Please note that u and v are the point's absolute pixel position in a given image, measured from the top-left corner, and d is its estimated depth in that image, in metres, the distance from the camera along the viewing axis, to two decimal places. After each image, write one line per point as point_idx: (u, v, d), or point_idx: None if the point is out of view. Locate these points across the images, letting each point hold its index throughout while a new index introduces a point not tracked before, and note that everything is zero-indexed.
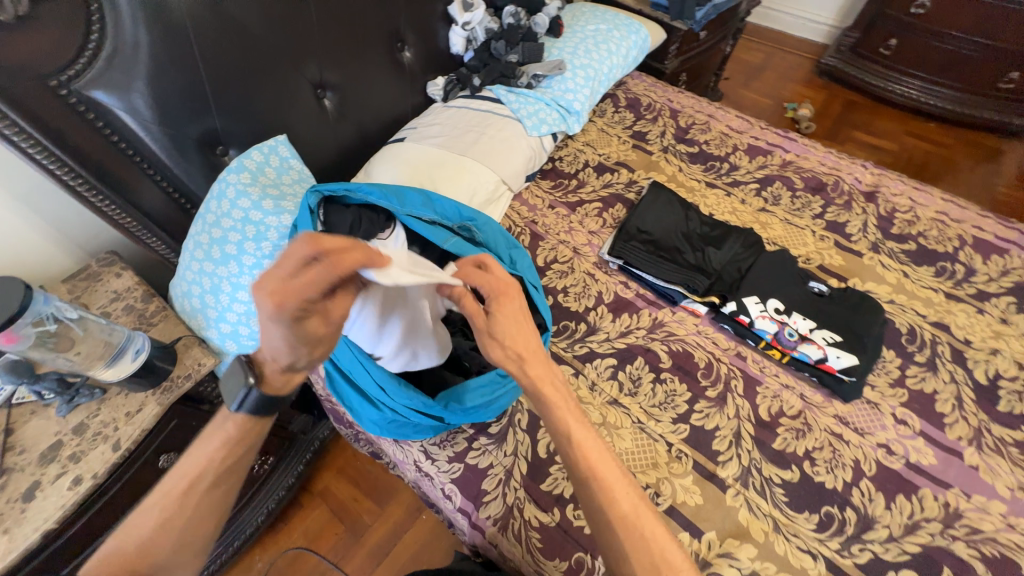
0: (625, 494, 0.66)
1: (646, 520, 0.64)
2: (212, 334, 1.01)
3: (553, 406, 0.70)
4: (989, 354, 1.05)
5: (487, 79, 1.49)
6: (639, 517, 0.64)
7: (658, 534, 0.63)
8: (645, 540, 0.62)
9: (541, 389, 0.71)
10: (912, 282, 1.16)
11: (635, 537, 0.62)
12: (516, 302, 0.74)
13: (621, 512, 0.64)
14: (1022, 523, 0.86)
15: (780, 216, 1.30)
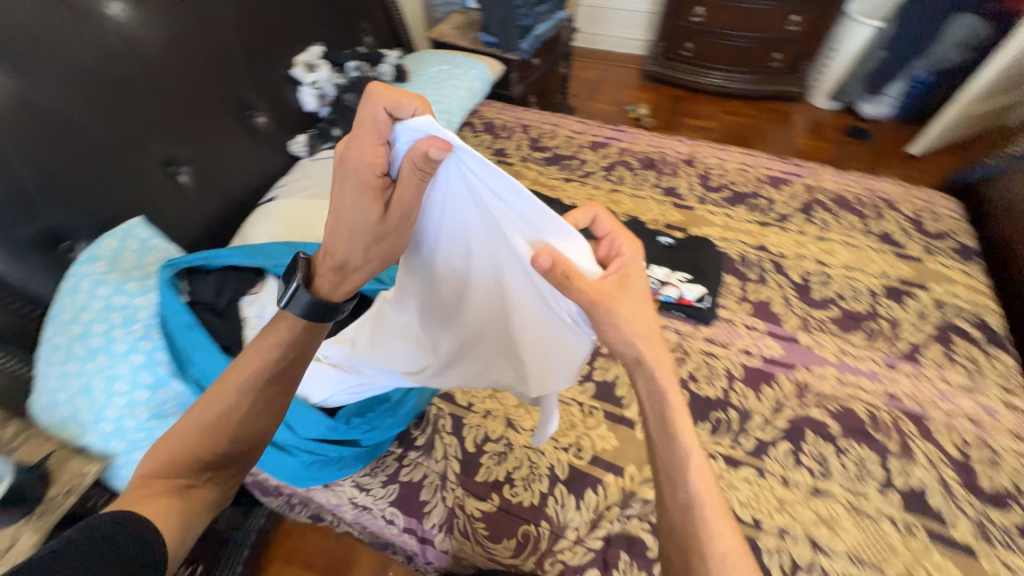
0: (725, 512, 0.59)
1: (728, 536, 0.57)
2: (93, 439, 0.88)
3: (680, 425, 0.64)
4: (797, 258, 1.32)
5: (347, 127, 1.59)
6: (722, 533, 0.58)
7: (741, 561, 0.56)
8: (719, 556, 0.56)
9: (669, 395, 0.65)
10: (734, 220, 1.43)
11: (708, 548, 0.57)
12: (642, 278, 0.71)
13: (710, 522, 0.58)
14: (850, 376, 1.08)
15: (627, 193, 1.54)
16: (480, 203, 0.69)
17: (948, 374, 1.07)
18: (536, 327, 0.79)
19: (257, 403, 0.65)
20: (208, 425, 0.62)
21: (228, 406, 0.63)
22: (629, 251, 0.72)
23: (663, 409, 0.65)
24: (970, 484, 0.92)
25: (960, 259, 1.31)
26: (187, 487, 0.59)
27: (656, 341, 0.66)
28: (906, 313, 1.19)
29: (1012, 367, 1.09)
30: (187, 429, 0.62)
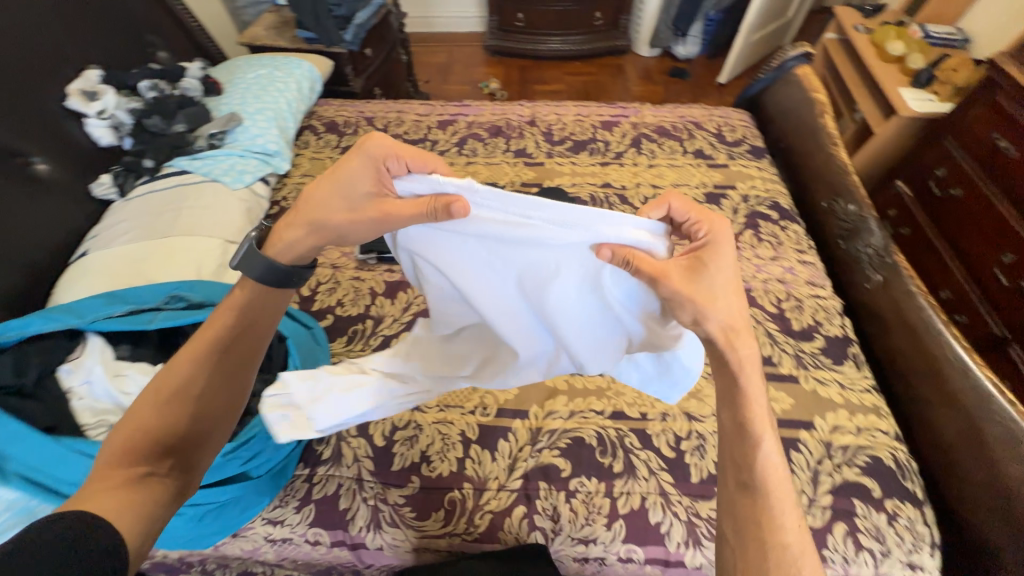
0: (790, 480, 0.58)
1: (789, 501, 0.57)
2: None
3: (748, 399, 0.62)
4: (636, 187, 1.49)
5: (161, 156, 1.41)
6: (784, 500, 0.56)
7: (794, 524, 0.56)
8: (780, 521, 0.55)
9: (741, 371, 0.62)
10: (579, 166, 1.56)
11: (768, 514, 0.56)
12: (726, 260, 0.66)
13: (775, 491, 0.57)
14: None
15: (482, 163, 1.59)
16: (518, 215, 0.67)
17: (759, 251, 1.31)
18: (597, 314, 0.77)
19: (215, 376, 0.67)
20: (164, 404, 0.62)
21: (185, 381, 0.64)
22: (704, 231, 0.69)
23: (736, 383, 0.62)
24: (786, 330, 1.15)
25: (754, 158, 1.59)
26: (147, 473, 0.57)
27: (735, 326, 0.63)
28: (724, 211, 1.42)
29: (801, 233, 1.36)
30: (142, 412, 0.61)
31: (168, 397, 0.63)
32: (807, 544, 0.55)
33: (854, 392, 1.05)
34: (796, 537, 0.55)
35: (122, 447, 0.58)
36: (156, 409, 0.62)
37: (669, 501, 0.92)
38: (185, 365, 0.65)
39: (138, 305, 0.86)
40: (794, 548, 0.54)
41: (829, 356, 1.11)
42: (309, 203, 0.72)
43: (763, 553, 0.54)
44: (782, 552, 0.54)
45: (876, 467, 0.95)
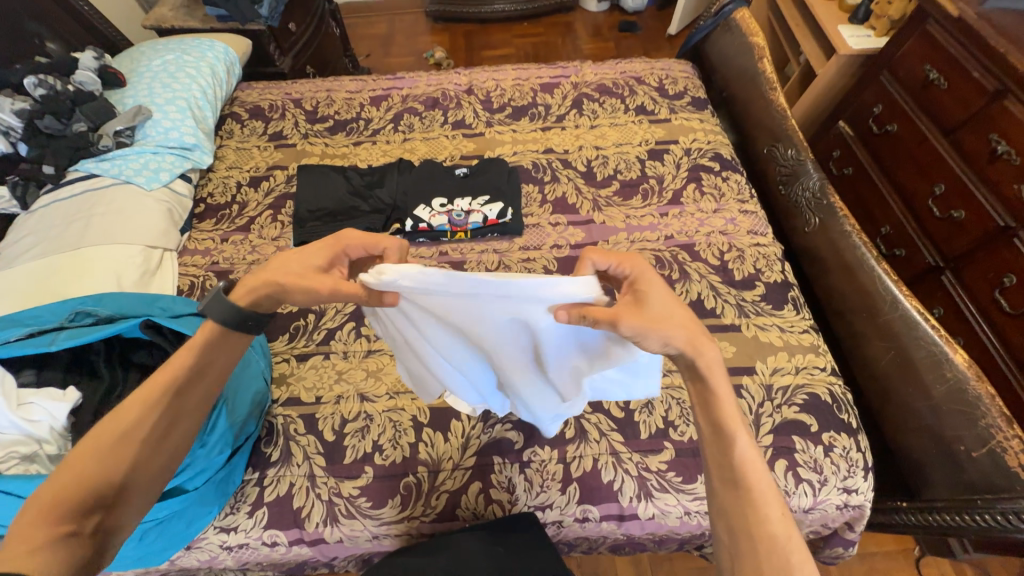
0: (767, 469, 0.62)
1: (770, 490, 0.60)
2: None
3: (719, 401, 0.64)
4: (579, 151, 1.45)
5: (62, 160, 1.28)
6: (766, 492, 0.60)
7: (778, 513, 0.59)
8: (766, 513, 0.59)
9: (710, 374, 0.64)
10: (521, 134, 1.51)
11: (755, 509, 0.59)
12: (660, 288, 0.68)
13: (756, 484, 0.60)
14: (638, 235, 1.27)
15: (420, 138, 1.52)
16: (450, 294, 0.62)
17: (702, 205, 1.31)
18: (568, 359, 0.73)
19: (167, 420, 0.65)
20: (107, 450, 0.60)
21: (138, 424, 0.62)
22: (632, 269, 0.70)
23: (706, 386, 0.65)
24: (728, 281, 1.17)
25: (697, 110, 1.56)
26: (69, 533, 0.54)
27: (695, 334, 0.64)
28: (667, 167, 1.40)
29: (743, 182, 1.36)
30: (84, 459, 0.58)
31: (112, 441, 0.60)
32: (790, 527, 0.58)
33: (793, 334, 1.08)
34: (781, 525, 0.58)
35: (56, 498, 0.55)
36: (100, 455, 0.59)
37: (620, 459, 0.95)
38: (136, 408, 0.62)
39: (40, 327, 0.80)
40: (781, 537, 0.57)
41: (770, 302, 1.13)
42: (265, 268, 0.69)
43: (755, 549, 0.57)
44: (770, 541, 0.57)
45: (814, 403, 0.99)
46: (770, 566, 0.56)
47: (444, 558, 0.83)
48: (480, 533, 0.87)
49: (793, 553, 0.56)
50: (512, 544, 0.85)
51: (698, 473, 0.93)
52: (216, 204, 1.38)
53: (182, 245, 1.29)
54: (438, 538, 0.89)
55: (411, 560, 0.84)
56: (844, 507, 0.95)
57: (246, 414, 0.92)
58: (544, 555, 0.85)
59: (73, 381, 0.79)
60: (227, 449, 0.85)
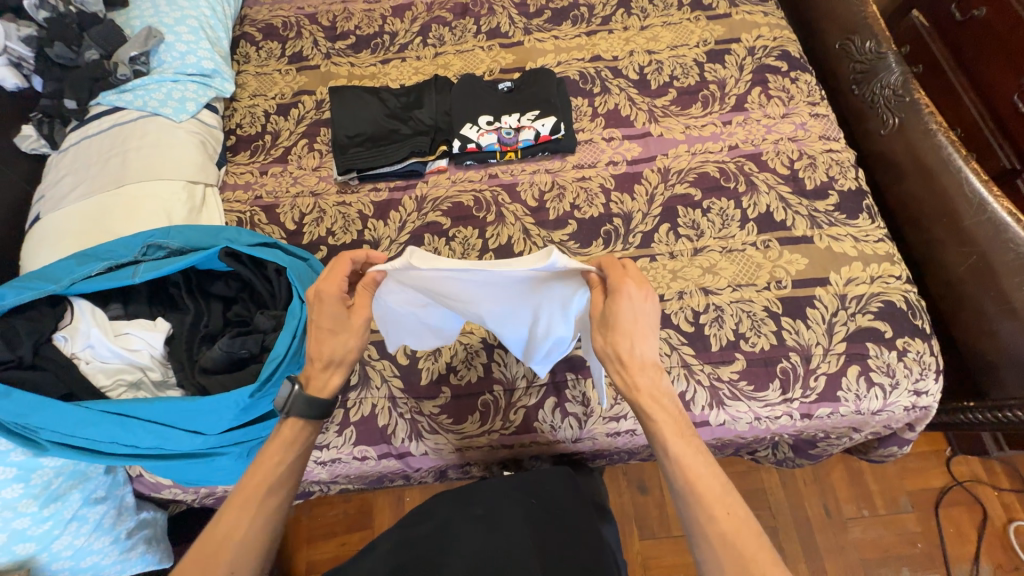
0: (713, 474, 0.64)
1: (719, 493, 0.63)
2: (56, 573, 0.90)
3: (654, 410, 0.69)
4: (630, 57, 1.32)
5: (83, 93, 1.20)
6: (713, 495, 0.63)
7: (728, 515, 0.61)
8: (712, 511, 0.62)
9: (642, 396, 0.70)
10: (563, 40, 1.37)
11: (705, 509, 0.62)
12: (631, 315, 0.69)
13: (700, 486, 0.63)
14: (700, 147, 1.18)
15: (452, 52, 1.38)
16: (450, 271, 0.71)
17: (769, 110, 1.21)
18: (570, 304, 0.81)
19: (260, 520, 0.62)
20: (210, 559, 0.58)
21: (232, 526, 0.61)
22: (612, 277, 0.70)
23: (638, 402, 0.70)
24: (799, 191, 1.10)
25: (761, 1, 1.38)
26: None
27: (631, 360, 0.70)
28: (730, 70, 1.27)
29: (814, 82, 1.24)
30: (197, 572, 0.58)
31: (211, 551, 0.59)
32: (745, 526, 0.61)
33: (869, 244, 1.04)
34: (729, 526, 0.61)
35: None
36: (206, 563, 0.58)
37: (692, 371, 0.96)
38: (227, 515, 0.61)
39: (115, 261, 0.78)
40: (733, 538, 0.60)
41: (844, 211, 1.08)
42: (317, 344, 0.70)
43: (713, 551, 0.60)
44: (727, 541, 0.60)
45: (889, 311, 0.98)
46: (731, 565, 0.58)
47: (480, 507, 0.86)
48: (515, 485, 0.91)
49: (751, 555, 0.59)
50: (545, 496, 0.90)
51: (770, 381, 0.95)
52: (248, 136, 1.31)
53: (221, 180, 1.24)
54: (471, 486, 0.92)
55: (445, 503, 0.87)
56: (911, 409, 0.97)
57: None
58: (578, 498, 0.91)
59: (160, 313, 0.80)
60: None
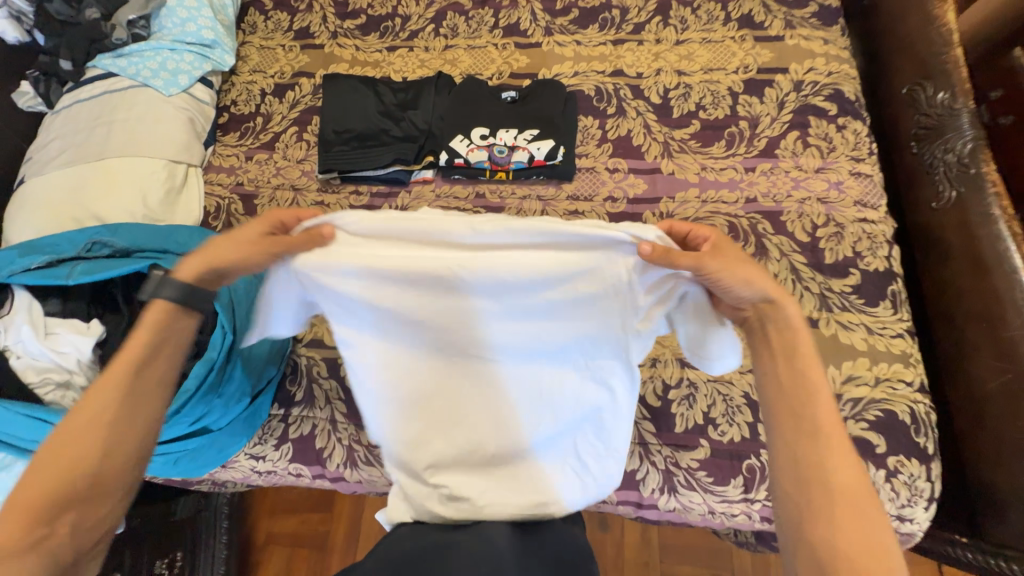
0: (857, 482, 0.55)
1: (858, 510, 0.54)
2: None
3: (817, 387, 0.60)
4: (655, 76, 1.17)
5: (79, 55, 1.17)
6: (842, 468, 0.56)
7: (849, 524, 0.53)
8: (828, 512, 0.54)
9: (793, 349, 0.61)
10: (586, 48, 1.22)
11: (821, 509, 0.55)
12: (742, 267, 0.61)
13: (835, 484, 0.55)
14: (711, 194, 1.05)
15: (463, 46, 1.27)
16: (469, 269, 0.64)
17: (802, 161, 1.05)
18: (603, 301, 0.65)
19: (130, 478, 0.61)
20: (27, 520, 0.52)
21: (74, 492, 0.54)
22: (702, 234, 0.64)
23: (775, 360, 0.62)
24: (815, 264, 0.97)
25: (825, 24, 1.18)
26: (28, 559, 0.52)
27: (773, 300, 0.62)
28: (767, 106, 1.11)
29: (863, 133, 1.07)
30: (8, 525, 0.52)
31: (36, 508, 0.53)
32: (871, 556, 0.51)
33: (883, 339, 0.91)
34: (845, 542, 0.52)
35: (68, 493, 0.54)
36: (20, 523, 0.52)
37: (648, 450, 0.89)
38: (116, 466, 0.57)
39: (58, 256, 0.77)
40: (839, 555, 0.52)
41: (862, 295, 0.94)
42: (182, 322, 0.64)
43: (802, 559, 0.54)
44: (820, 556, 0.53)
45: (888, 422, 0.86)
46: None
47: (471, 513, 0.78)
48: None
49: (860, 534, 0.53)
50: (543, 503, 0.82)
51: (733, 476, 0.86)
52: (241, 115, 1.26)
53: (207, 160, 1.21)
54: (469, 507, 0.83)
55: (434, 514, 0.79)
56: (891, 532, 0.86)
57: (265, 360, 0.91)
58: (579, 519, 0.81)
59: (97, 315, 0.79)
60: (246, 395, 0.87)
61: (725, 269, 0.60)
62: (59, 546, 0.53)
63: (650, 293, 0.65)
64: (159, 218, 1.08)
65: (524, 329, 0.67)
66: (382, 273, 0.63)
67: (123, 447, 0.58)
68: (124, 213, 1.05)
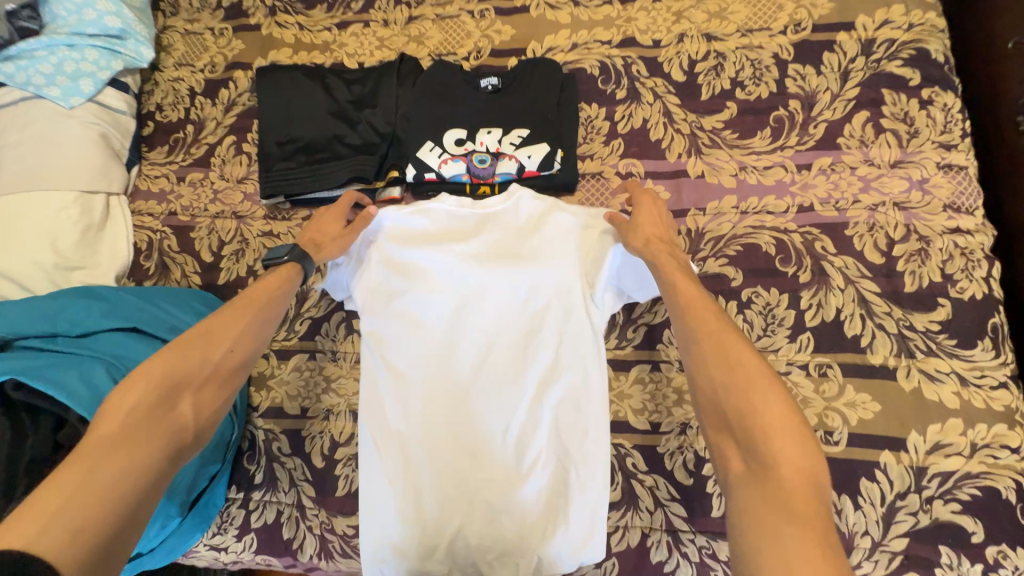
0: (712, 319, 0.57)
1: (722, 339, 0.54)
2: None
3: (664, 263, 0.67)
4: (677, 44, 0.91)
5: None
6: (740, 358, 0.52)
7: (764, 393, 0.49)
8: (702, 357, 0.54)
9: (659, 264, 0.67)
10: (586, 9, 0.95)
11: (696, 358, 0.55)
12: (651, 209, 0.74)
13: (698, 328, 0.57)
14: (752, 203, 0.82)
15: (431, 16, 1.00)
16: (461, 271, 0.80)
17: (872, 153, 0.81)
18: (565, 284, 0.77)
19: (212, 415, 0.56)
20: (154, 395, 0.53)
21: (200, 374, 0.57)
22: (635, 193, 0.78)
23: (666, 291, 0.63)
24: (890, 293, 0.75)
25: None
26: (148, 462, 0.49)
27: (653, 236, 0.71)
28: (827, 78, 0.85)
29: (956, 109, 0.81)
30: (135, 396, 0.52)
31: (167, 385, 0.54)
32: (735, 370, 0.51)
33: (980, 392, 0.71)
34: (718, 374, 0.52)
35: (185, 382, 0.55)
36: (152, 396, 0.52)
37: (678, 539, 0.72)
38: (234, 364, 0.60)
39: None
40: (719, 387, 0.52)
41: (953, 334, 0.73)
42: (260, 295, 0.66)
43: (699, 410, 0.53)
44: (709, 396, 0.52)
45: (988, 502, 0.68)
46: (732, 424, 0.49)
47: None
48: None
49: (763, 412, 0.48)
50: None
51: None
52: (168, 124, 1.04)
53: (132, 184, 1.01)
54: None
55: None
56: None
57: (200, 463, 0.72)
58: None
59: None
60: (173, 518, 0.68)
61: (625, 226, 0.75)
62: (186, 424, 0.53)
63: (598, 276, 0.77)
64: (75, 267, 0.89)
65: (513, 337, 0.78)
66: (422, 269, 0.81)
67: (243, 347, 0.61)
68: (31, 264, 0.87)
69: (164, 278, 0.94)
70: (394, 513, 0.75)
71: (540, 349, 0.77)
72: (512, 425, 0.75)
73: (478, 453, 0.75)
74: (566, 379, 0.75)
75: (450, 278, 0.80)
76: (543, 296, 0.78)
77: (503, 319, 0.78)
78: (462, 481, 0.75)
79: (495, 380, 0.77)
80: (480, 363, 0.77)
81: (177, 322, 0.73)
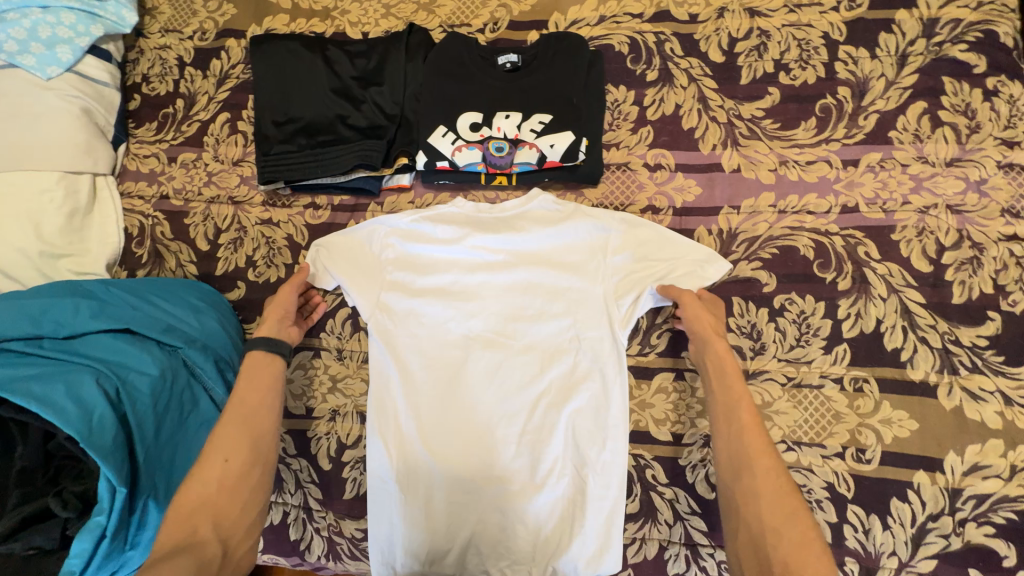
0: (769, 452, 0.58)
1: (774, 482, 0.56)
2: None
3: (722, 359, 0.66)
4: (716, 19, 0.82)
5: None
6: (792, 517, 0.53)
7: (808, 564, 0.50)
8: (754, 488, 0.56)
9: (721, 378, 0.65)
10: None
11: (747, 487, 0.56)
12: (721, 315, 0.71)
13: (755, 460, 0.58)
14: (791, 201, 0.76)
15: None
16: (478, 275, 0.76)
17: (927, 149, 0.74)
18: (588, 292, 0.74)
19: (234, 523, 0.57)
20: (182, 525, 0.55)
21: (210, 493, 0.57)
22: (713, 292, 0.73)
23: (723, 412, 0.62)
24: (936, 304, 0.70)
25: None
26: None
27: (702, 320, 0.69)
28: (881, 62, 0.77)
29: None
30: (163, 538, 0.54)
31: (187, 514, 0.55)
32: (791, 522, 0.53)
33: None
34: (773, 519, 0.53)
35: (201, 505, 0.56)
36: (175, 533, 0.54)
37: (697, 553, 0.70)
38: (235, 470, 0.59)
39: None
40: (769, 530, 0.53)
41: (1001, 349, 0.68)
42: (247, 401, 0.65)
43: (739, 551, 0.54)
44: (757, 541, 0.53)
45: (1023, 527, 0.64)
46: (776, 575, 0.50)
47: None
48: None
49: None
50: None
51: None
52: (156, 98, 0.96)
53: (119, 164, 0.94)
54: None
55: None
56: None
57: None
58: None
59: None
60: None
61: (655, 248, 0.74)
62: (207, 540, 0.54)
63: (624, 288, 0.73)
64: (62, 254, 0.83)
65: (531, 341, 0.74)
66: (436, 273, 0.77)
67: (239, 452, 0.61)
68: (13, 250, 0.80)
69: (157, 267, 0.89)
70: (404, 521, 0.72)
71: (558, 354, 0.73)
72: (527, 429, 0.72)
73: (492, 460, 0.71)
74: (585, 385, 0.72)
75: (468, 281, 0.76)
76: (563, 303, 0.74)
77: (521, 322, 0.74)
78: (475, 489, 0.71)
79: (511, 385, 0.73)
80: (495, 369, 0.73)
81: (172, 320, 0.69)
